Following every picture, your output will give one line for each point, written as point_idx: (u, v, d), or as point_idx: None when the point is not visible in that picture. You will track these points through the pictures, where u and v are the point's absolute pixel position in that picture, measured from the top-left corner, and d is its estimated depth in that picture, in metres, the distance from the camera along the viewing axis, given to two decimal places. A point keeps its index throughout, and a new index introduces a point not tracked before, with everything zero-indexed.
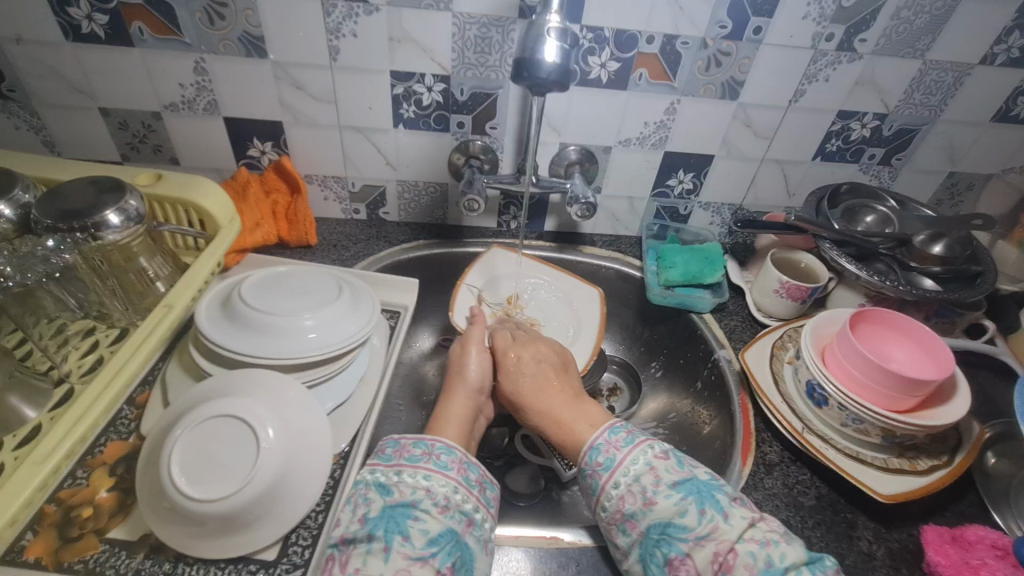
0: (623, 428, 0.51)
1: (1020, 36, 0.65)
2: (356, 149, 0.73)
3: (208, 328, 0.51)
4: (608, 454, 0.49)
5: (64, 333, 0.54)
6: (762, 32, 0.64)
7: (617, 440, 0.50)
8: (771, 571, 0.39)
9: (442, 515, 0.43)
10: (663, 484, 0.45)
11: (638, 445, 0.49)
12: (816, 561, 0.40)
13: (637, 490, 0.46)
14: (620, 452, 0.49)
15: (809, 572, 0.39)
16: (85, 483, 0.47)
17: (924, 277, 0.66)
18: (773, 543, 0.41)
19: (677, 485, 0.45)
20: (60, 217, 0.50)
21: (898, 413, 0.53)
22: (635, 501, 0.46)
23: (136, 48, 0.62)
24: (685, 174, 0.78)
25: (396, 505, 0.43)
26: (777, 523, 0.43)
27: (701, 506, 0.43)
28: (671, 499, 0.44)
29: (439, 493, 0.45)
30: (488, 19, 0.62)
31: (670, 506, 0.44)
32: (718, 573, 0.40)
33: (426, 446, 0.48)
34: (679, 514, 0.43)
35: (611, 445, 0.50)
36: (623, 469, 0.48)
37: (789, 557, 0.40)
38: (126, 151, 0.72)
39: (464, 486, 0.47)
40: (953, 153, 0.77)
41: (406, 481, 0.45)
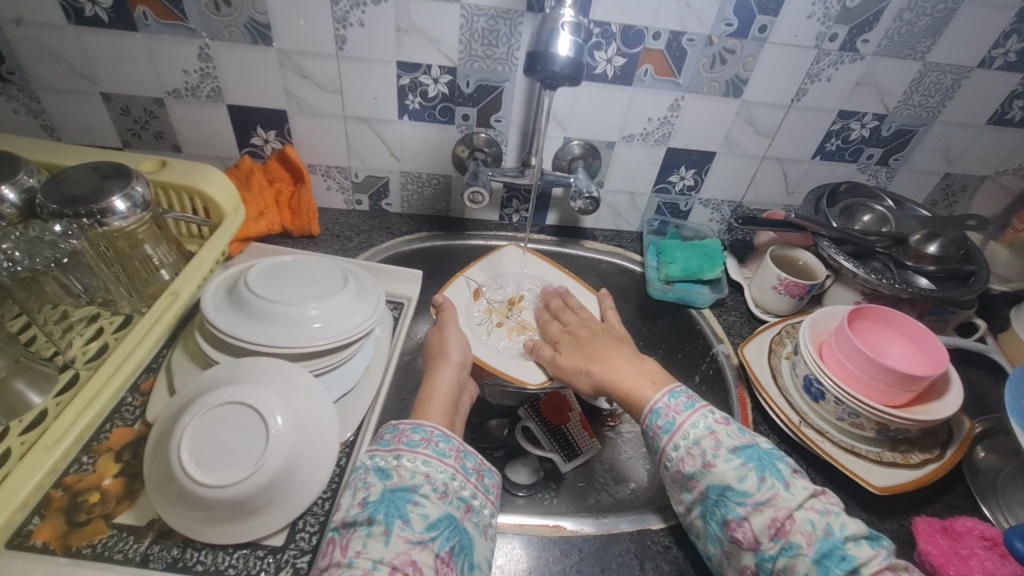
0: (683, 393, 0.50)
1: (1018, 41, 0.66)
2: (360, 139, 0.73)
3: (214, 315, 0.51)
4: (668, 417, 0.48)
5: (67, 318, 0.54)
6: (767, 30, 0.65)
7: (677, 404, 0.49)
8: (829, 540, 0.39)
9: (441, 501, 0.44)
10: (723, 448, 0.45)
11: (700, 410, 0.48)
12: (874, 537, 0.40)
13: (697, 453, 0.45)
14: (680, 415, 0.48)
15: (867, 544, 0.39)
16: (91, 469, 0.47)
17: (919, 276, 0.68)
18: (833, 514, 0.41)
19: (737, 450, 0.44)
20: (65, 202, 0.50)
21: (893, 408, 0.54)
22: (694, 463, 0.45)
23: (140, 32, 0.62)
24: (687, 170, 0.79)
25: (396, 490, 0.44)
26: (835, 497, 0.43)
27: (761, 473, 0.43)
28: (730, 463, 0.44)
29: (438, 479, 0.45)
30: (496, 11, 0.62)
31: (730, 472, 0.43)
32: (775, 537, 0.40)
33: (425, 432, 0.48)
34: (739, 479, 0.43)
35: (670, 409, 0.48)
36: (683, 432, 0.47)
37: (850, 528, 0.40)
38: (127, 137, 0.71)
39: (462, 473, 0.47)
40: (949, 155, 0.78)
41: (405, 466, 0.45)
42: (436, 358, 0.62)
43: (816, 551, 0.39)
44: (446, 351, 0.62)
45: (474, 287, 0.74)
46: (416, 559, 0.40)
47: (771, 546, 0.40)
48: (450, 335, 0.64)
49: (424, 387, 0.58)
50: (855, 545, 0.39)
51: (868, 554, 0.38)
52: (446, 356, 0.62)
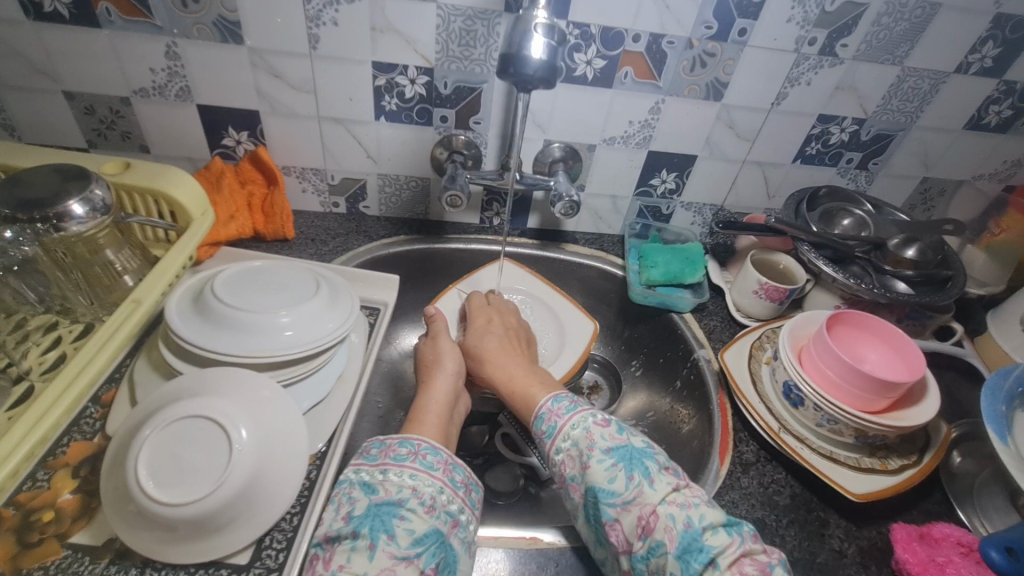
0: (566, 397, 0.52)
1: (993, 47, 0.67)
2: (335, 141, 0.71)
3: (178, 324, 0.49)
4: (550, 422, 0.50)
5: (23, 328, 0.52)
6: (747, 33, 0.64)
7: (560, 408, 0.51)
8: (689, 533, 0.41)
9: (429, 516, 0.43)
10: (597, 449, 0.46)
11: (580, 412, 0.50)
12: (732, 525, 0.43)
13: (575, 455, 0.47)
14: (560, 419, 0.50)
15: (724, 533, 0.42)
16: (46, 485, 0.45)
17: (897, 281, 0.67)
18: (693, 505, 0.43)
19: (610, 451, 0.46)
20: (18, 207, 0.47)
21: (871, 414, 0.54)
22: (574, 466, 0.47)
23: (104, 29, 0.60)
24: (668, 173, 0.78)
25: (381, 504, 0.42)
26: (701, 490, 0.45)
27: (628, 472, 0.45)
28: (603, 463, 0.45)
29: (426, 493, 0.44)
30: (474, 11, 0.60)
31: (602, 472, 0.45)
32: (642, 536, 0.42)
33: (412, 445, 0.47)
34: (609, 480, 0.45)
35: (552, 414, 0.51)
36: (563, 436, 0.49)
37: (708, 518, 0.42)
38: (92, 137, 0.69)
39: (450, 486, 0.46)
40: (927, 159, 0.79)
41: (392, 480, 0.44)
42: (427, 367, 0.61)
43: (678, 547, 0.41)
44: (442, 363, 0.61)
45: (466, 300, 0.74)
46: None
47: (641, 546, 0.42)
48: (447, 347, 0.63)
49: (419, 396, 0.58)
50: (712, 535, 0.41)
51: (724, 543, 0.41)
52: (442, 367, 0.61)
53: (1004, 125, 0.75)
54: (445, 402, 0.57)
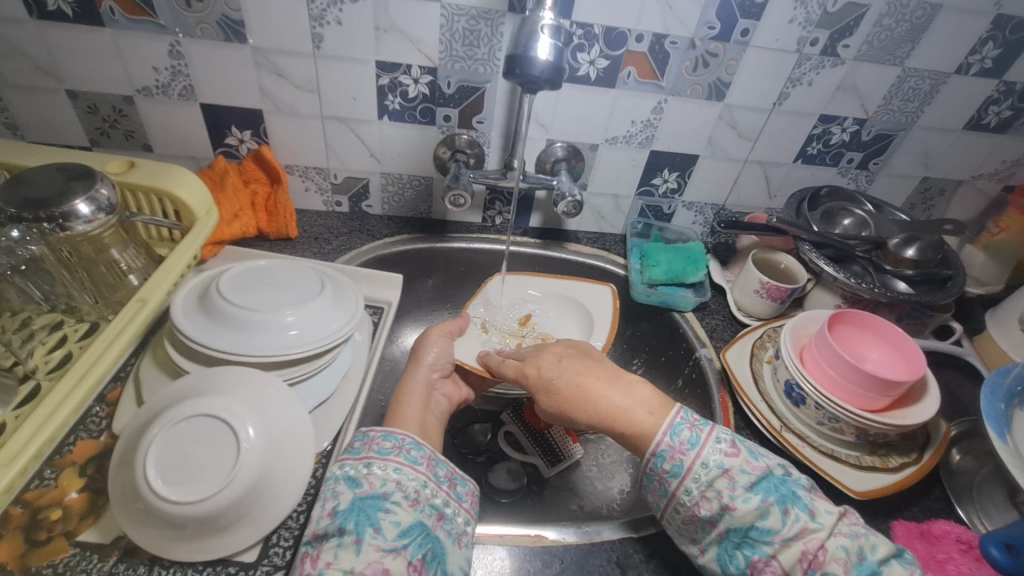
0: (685, 423, 0.46)
1: (994, 47, 0.67)
2: (338, 139, 0.71)
3: (184, 322, 0.49)
4: (674, 460, 0.44)
5: (28, 327, 0.52)
6: (750, 34, 0.64)
7: (682, 442, 0.45)
8: (865, 566, 0.38)
9: (412, 509, 0.43)
10: (739, 487, 0.42)
11: (706, 444, 0.44)
12: (902, 553, 0.40)
13: (712, 495, 0.43)
14: (688, 456, 0.44)
15: (900, 565, 0.38)
16: (54, 484, 0.45)
17: (897, 280, 0.68)
18: (862, 535, 0.40)
19: (754, 486, 0.42)
20: (24, 206, 0.47)
21: (872, 412, 0.54)
22: (710, 507, 0.43)
23: (107, 28, 0.60)
24: (670, 173, 0.79)
25: (366, 497, 0.42)
26: (858, 515, 0.42)
27: (783, 507, 0.41)
28: (750, 502, 0.41)
29: (409, 486, 0.44)
30: (478, 11, 0.61)
31: (751, 511, 0.41)
32: (808, 572, 0.39)
33: (396, 439, 0.47)
34: (761, 517, 0.41)
35: (675, 451, 0.45)
36: (694, 475, 0.44)
37: (880, 549, 0.39)
38: (95, 136, 0.69)
39: (434, 481, 0.46)
40: (927, 159, 0.79)
41: (375, 474, 0.44)
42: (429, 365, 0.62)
43: None
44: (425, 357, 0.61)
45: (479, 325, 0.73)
46: (388, 568, 0.39)
47: None
48: (434, 341, 0.63)
49: (400, 385, 0.58)
50: (888, 566, 0.38)
51: (902, 574, 0.38)
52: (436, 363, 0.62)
53: (1004, 126, 0.75)
54: (422, 395, 0.56)
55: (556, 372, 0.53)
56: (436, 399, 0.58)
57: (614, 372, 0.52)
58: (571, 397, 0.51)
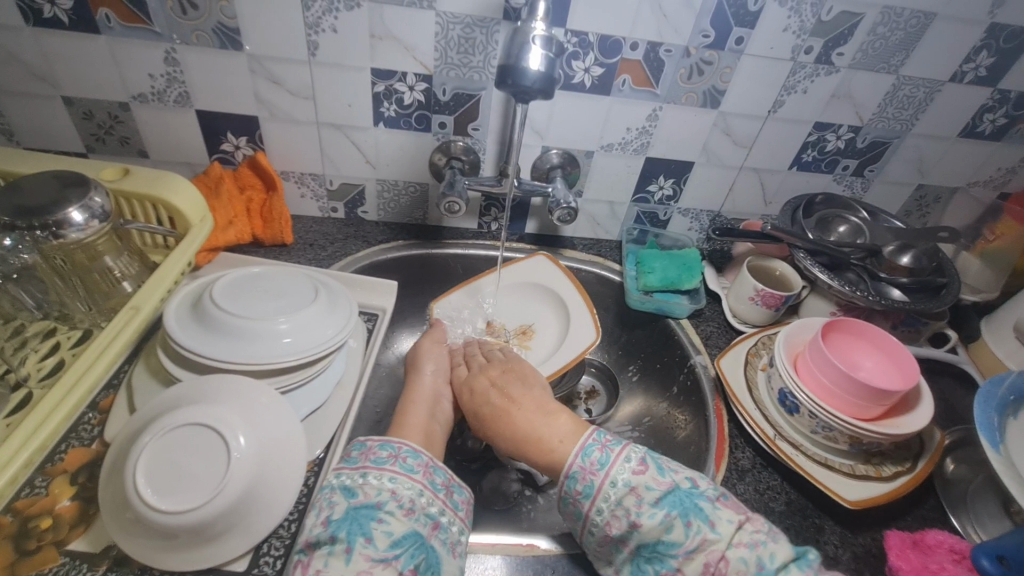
0: (596, 446, 0.49)
1: (987, 56, 0.67)
2: (334, 146, 0.71)
3: (177, 330, 0.49)
4: (586, 481, 0.47)
5: (21, 334, 0.52)
6: (744, 42, 0.65)
7: (592, 463, 0.48)
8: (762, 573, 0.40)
9: (407, 518, 0.44)
10: (645, 504, 0.45)
11: (615, 463, 0.47)
12: (801, 556, 0.41)
13: (621, 514, 0.45)
14: (597, 476, 0.47)
15: (797, 569, 0.40)
16: (44, 492, 0.45)
17: (892, 288, 0.68)
18: (761, 544, 0.41)
19: (659, 502, 0.44)
20: (17, 214, 0.47)
21: (865, 421, 0.54)
22: (620, 525, 0.45)
23: (103, 35, 0.60)
24: (665, 179, 0.79)
25: (360, 507, 0.43)
26: (762, 521, 0.44)
27: (686, 519, 0.43)
28: (655, 518, 0.44)
29: (404, 496, 0.45)
30: (473, 19, 0.61)
31: (656, 527, 0.44)
32: None
33: (392, 448, 0.48)
34: (666, 532, 0.43)
35: (586, 472, 0.47)
36: (603, 495, 0.46)
37: (778, 556, 0.41)
38: (91, 142, 0.69)
39: (430, 489, 0.47)
40: (922, 166, 0.79)
41: (371, 483, 0.45)
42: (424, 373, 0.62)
43: None
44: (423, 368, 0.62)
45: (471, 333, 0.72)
46: None
47: None
48: (432, 352, 0.64)
49: (404, 394, 0.59)
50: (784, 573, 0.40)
51: None
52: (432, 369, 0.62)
53: (998, 133, 0.75)
54: (425, 407, 0.58)
55: (487, 398, 0.58)
56: (443, 407, 0.59)
57: (541, 402, 0.56)
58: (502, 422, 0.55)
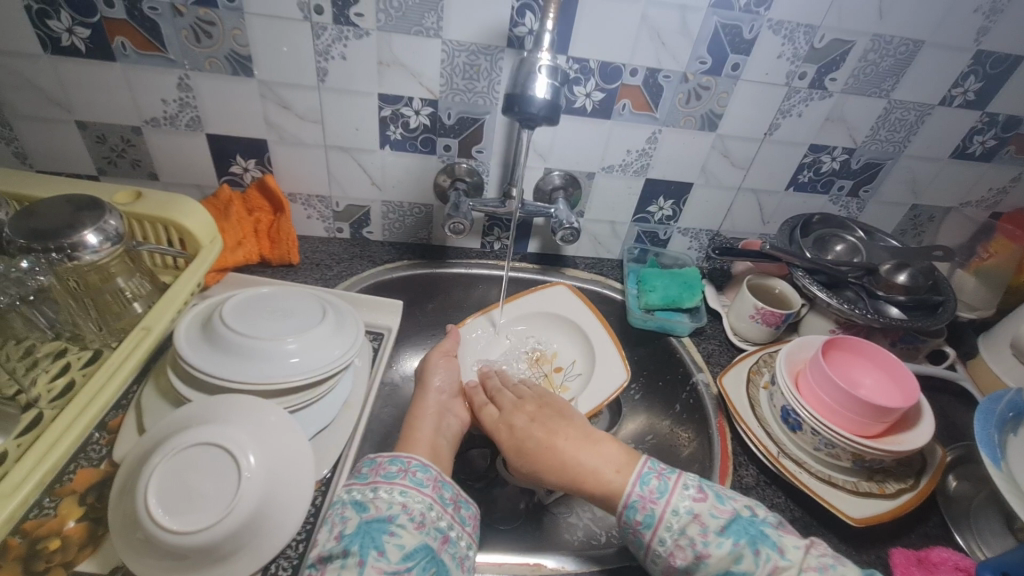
0: (652, 474, 0.50)
1: (975, 81, 0.70)
2: (341, 168, 0.73)
3: (187, 350, 0.50)
4: (646, 509, 0.48)
5: (32, 355, 0.52)
6: (740, 68, 0.67)
7: (652, 491, 0.49)
8: None
9: (418, 532, 0.44)
10: (711, 532, 0.46)
11: (674, 491, 0.48)
12: None
13: (685, 543, 0.46)
14: (658, 505, 0.48)
15: None
16: (53, 513, 0.45)
17: (890, 306, 0.69)
18: (830, 568, 0.43)
19: (725, 531, 0.46)
20: (32, 237, 0.48)
21: (867, 438, 0.55)
22: (686, 555, 0.46)
23: (118, 62, 0.61)
24: (665, 201, 0.80)
25: (372, 521, 0.44)
26: (825, 546, 0.45)
27: (754, 548, 0.44)
28: (722, 547, 0.45)
29: (415, 509, 0.45)
30: (477, 47, 0.63)
31: (725, 556, 0.44)
32: None
33: (402, 463, 0.49)
34: (736, 561, 0.44)
35: (646, 500, 0.48)
36: (665, 523, 0.47)
37: None
38: (103, 165, 0.70)
39: (439, 503, 0.47)
40: (916, 187, 0.81)
41: (382, 497, 0.45)
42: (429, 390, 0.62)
43: None
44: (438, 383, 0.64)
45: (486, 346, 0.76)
46: None
47: None
48: (444, 366, 0.66)
49: (410, 412, 0.60)
50: None
51: None
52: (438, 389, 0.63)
53: (988, 154, 0.77)
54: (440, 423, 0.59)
55: (529, 433, 0.59)
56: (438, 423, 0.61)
57: (584, 433, 0.58)
58: (540, 450, 0.58)
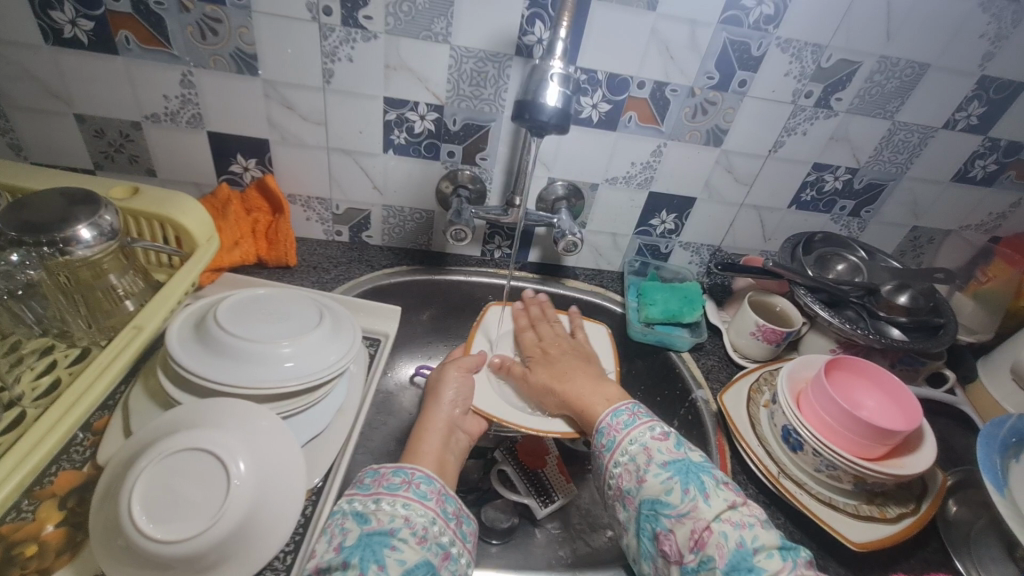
0: (627, 412, 0.53)
1: (979, 106, 0.70)
2: (343, 171, 0.72)
3: (178, 351, 0.49)
4: (610, 436, 0.51)
5: (17, 351, 0.51)
6: (747, 85, 0.67)
7: (619, 423, 0.52)
8: (741, 550, 0.41)
9: (420, 546, 0.42)
10: (654, 463, 0.47)
11: (640, 427, 0.51)
12: (789, 549, 0.41)
13: (633, 470, 0.48)
14: (620, 433, 0.51)
15: (778, 556, 0.40)
16: (31, 517, 0.43)
17: (891, 327, 0.69)
18: (748, 525, 0.42)
19: (666, 465, 0.47)
20: (24, 230, 0.47)
21: (869, 460, 0.54)
22: (630, 479, 0.48)
23: (120, 56, 0.60)
24: (668, 214, 0.80)
25: (373, 534, 0.42)
26: (759, 511, 0.45)
27: (685, 485, 0.45)
28: (659, 477, 0.46)
29: (417, 523, 0.44)
30: (486, 54, 0.62)
31: (658, 485, 0.46)
32: (693, 549, 0.42)
33: (405, 474, 0.48)
34: (665, 492, 0.45)
35: (612, 428, 0.52)
36: (622, 450, 0.50)
37: (762, 540, 0.42)
38: (99, 159, 0.69)
39: (442, 517, 0.46)
40: (917, 209, 0.82)
41: (384, 509, 0.44)
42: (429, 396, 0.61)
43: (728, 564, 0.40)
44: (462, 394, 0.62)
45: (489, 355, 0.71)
46: None
47: (692, 559, 0.42)
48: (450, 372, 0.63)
49: (420, 422, 0.58)
50: (766, 558, 0.40)
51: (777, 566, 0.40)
52: (440, 396, 0.61)
53: (989, 179, 0.78)
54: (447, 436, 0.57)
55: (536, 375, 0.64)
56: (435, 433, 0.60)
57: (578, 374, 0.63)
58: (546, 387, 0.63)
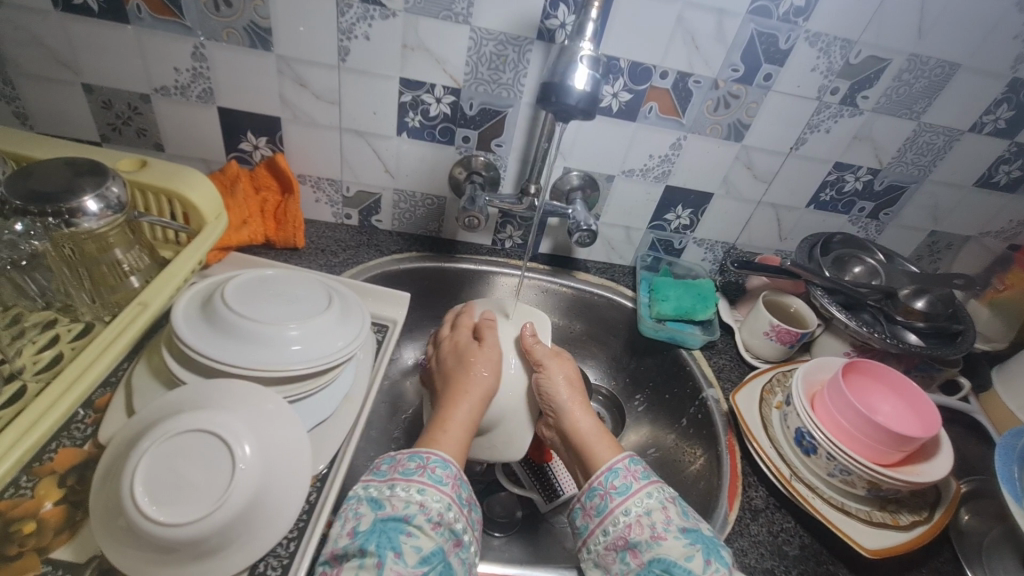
0: (643, 463, 0.53)
1: (1007, 109, 0.68)
2: (355, 153, 0.70)
3: (185, 329, 0.47)
4: (625, 479, 0.50)
5: (20, 323, 0.49)
6: (772, 79, 0.65)
7: (636, 470, 0.51)
8: None
9: (434, 533, 0.42)
10: (673, 526, 0.46)
11: (655, 484, 0.50)
12: None
13: (646, 524, 0.47)
14: (637, 482, 0.50)
15: None
16: (29, 494, 0.42)
17: (908, 332, 0.67)
18: None
19: (686, 530, 0.46)
20: (29, 198, 0.46)
21: (885, 467, 0.53)
22: (642, 533, 0.46)
23: (132, 25, 0.59)
24: (683, 210, 0.79)
25: (388, 520, 0.42)
26: None
27: (707, 556, 0.44)
28: (680, 540, 0.45)
29: (432, 509, 0.43)
30: (506, 37, 0.61)
31: (679, 547, 0.44)
32: None
33: (421, 459, 0.47)
34: (686, 557, 0.44)
35: (629, 472, 0.51)
36: (638, 498, 0.49)
37: None
38: (106, 132, 0.67)
39: (457, 503, 0.45)
40: (937, 213, 0.80)
41: (399, 495, 0.44)
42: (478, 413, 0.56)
43: None
44: (559, 396, 0.59)
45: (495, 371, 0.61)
46: None
47: None
48: (553, 367, 0.61)
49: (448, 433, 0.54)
50: None
51: None
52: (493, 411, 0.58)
53: (1013, 185, 0.76)
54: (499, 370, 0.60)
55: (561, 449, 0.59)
56: None
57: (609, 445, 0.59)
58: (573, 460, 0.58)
